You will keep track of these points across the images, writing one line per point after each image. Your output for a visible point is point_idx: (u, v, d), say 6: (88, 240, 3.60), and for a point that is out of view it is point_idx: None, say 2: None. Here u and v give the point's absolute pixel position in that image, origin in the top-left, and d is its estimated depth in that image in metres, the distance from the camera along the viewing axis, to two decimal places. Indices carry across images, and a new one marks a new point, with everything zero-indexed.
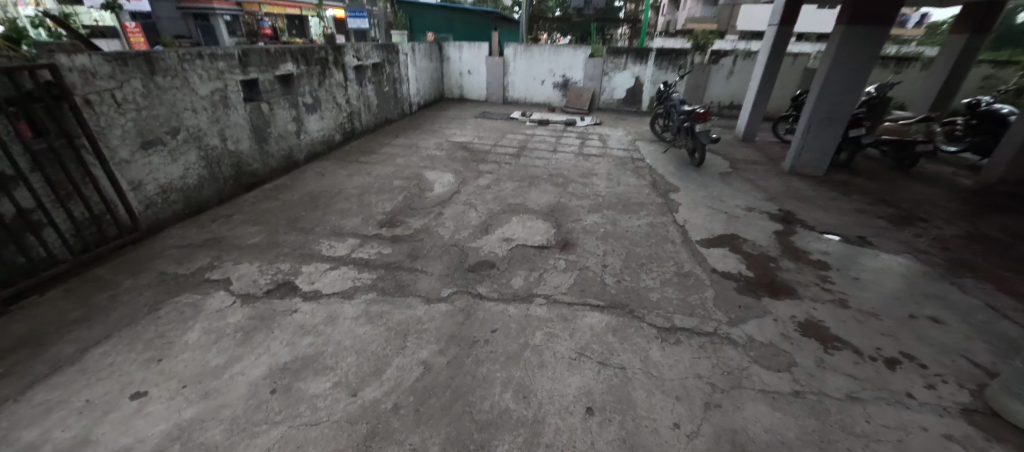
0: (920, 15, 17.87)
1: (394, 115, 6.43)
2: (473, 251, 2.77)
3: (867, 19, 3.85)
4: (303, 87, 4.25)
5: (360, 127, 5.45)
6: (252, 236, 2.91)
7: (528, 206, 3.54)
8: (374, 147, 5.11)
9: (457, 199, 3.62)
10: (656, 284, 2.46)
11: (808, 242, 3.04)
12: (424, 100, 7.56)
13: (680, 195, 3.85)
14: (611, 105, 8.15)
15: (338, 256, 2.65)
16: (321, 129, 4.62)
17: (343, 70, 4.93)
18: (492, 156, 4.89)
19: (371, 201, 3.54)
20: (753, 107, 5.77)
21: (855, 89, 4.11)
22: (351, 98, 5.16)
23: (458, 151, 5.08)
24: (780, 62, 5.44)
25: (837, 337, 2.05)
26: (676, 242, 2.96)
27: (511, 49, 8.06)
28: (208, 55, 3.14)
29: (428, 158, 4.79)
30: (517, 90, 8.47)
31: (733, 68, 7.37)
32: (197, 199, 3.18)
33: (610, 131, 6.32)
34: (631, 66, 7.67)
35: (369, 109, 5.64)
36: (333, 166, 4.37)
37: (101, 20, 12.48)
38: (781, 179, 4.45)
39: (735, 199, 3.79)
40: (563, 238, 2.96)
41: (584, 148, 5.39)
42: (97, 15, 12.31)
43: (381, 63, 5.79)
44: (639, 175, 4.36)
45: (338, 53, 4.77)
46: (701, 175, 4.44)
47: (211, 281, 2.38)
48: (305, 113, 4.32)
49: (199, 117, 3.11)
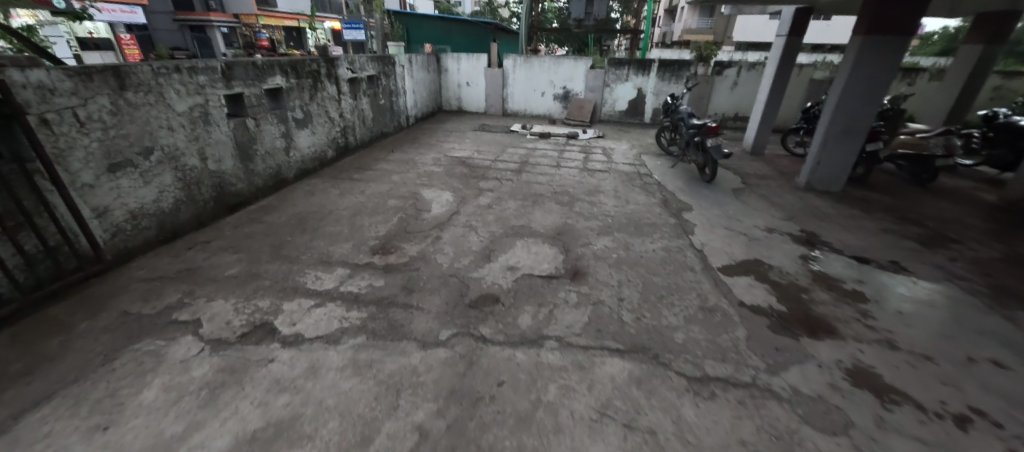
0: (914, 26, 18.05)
1: (390, 128, 6.22)
2: (474, 282, 2.51)
3: (885, 29, 3.67)
4: (294, 101, 4.03)
5: (354, 142, 5.22)
6: (231, 266, 2.64)
7: (533, 228, 3.30)
8: (369, 162, 4.87)
9: (456, 221, 3.38)
10: (680, 322, 2.20)
11: (838, 269, 2.80)
12: (421, 112, 7.37)
13: (694, 214, 3.61)
14: (613, 116, 7.98)
15: (325, 290, 2.38)
16: (313, 145, 4.38)
17: (336, 83, 4.71)
18: (493, 172, 4.66)
19: (365, 224, 3.28)
20: (762, 120, 5.59)
21: (874, 102, 3.92)
22: (344, 112, 4.93)
23: (457, 166, 4.85)
24: (789, 74, 5.27)
25: (894, 389, 1.79)
26: (697, 270, 2.71)
27: (511, 60, 7.91)
28: (187, 68, 2.91)
29: (425, 175, 4.56)
30: (517, 102, 8.29)
31: (737, 79, 7.22)
32: (172, 224, 2.91)
33: (613, 145, 6.12)
34: (633, 77, 7.52)
35: (364, 122, 5.42)
36: (325, 184, 4.13)
37: (97, 31, 12.48)
38: (798, 196, 4.22)
39: (753, 219, 3.55)
40: (572, 267, 2.71)
41: (589, 163, 5.17)
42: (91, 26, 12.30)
43: (377, 75, 5.59)
44: (648, 193, 4.13)
45: (331, 65, 4.57)
46: (714, 192, 4.21)
47: (179, 322, 2.10)
48: (295, 128, 4.09)
49: (175, 135, 2.86)
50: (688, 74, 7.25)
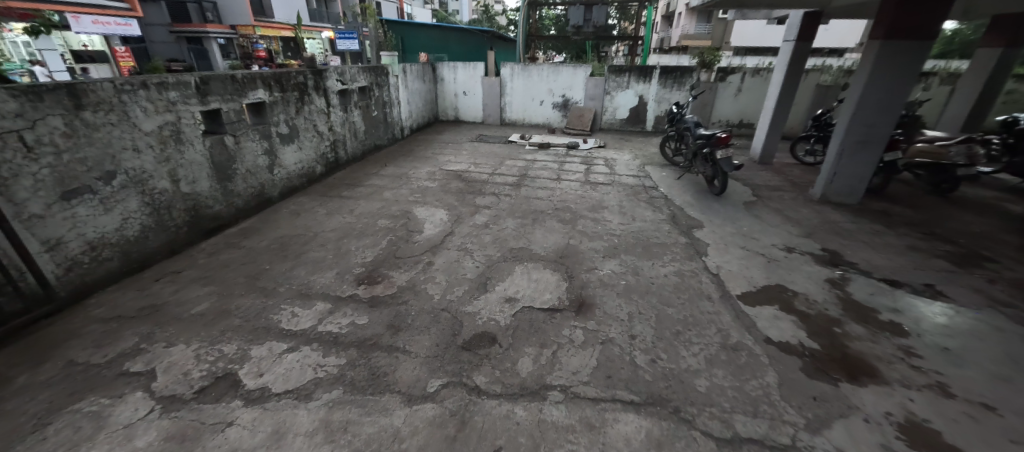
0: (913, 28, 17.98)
1: (384, 141, 6.00)
2: (469, 317, 2.26)
3: (905, 33, 3.46)
4: (278, 115, 3.81)
5: (345, 156, 4.99)
6: (200, 301, 2.39)
7: (533, 250, 3.05)
8: (360, 178, 4.63)
9: (450, 243, 3.13)
10: (701, 364, 1.94)
11: (869, 296, 2.54)
12: (416, 123, 7.16)
13: (706, 232, 3.37)
14: (614, 125, 7.77)
15: (300, 330, 2.13)
16: (300, 161, 4.16)
17: (325, 95, 4.50)
18: (490, 187, 4.42)
19: (351, 248, 3.04)
20: (770, 128, 5.36)
21: (894, 110, 3.69)
22: (334, 125, 4.71)
23: (453, 181, 4.61)
24: (799, 80, 5.06)
25: (958, 451, 1.53)
26: (714, 299, 2.46)
27: (508, 68, 7.72)
28: (156, 84, 2.68)
29: (418, 191, 4.32)
30: (515, 111, 8.09)
31: (741, 85, 7.02)
32: (138, 254, 2.66)
33: (616, 155, 5.90)
34: (634, 85, 7.32)
35: (356, 135, 5.19)
36: (312, 203, 3.89)
37: (92, 44, 12.37)
38: (814, 209, 3.98)
39: (770, 237, 3.30)
40: (576, 297, 2.46)
41: (591, 175, 4.94)
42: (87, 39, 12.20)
43: (369, 86, 5.38)
44: (655, 208, 3.89)
45: (320, 77, 4.36)
46: (725, 207, 3.97)
47: (130, 374, 1.84)
48: (280, 144, 3.86)
49: (142, 156, 2.62)
50: (690, 81, 7.06)
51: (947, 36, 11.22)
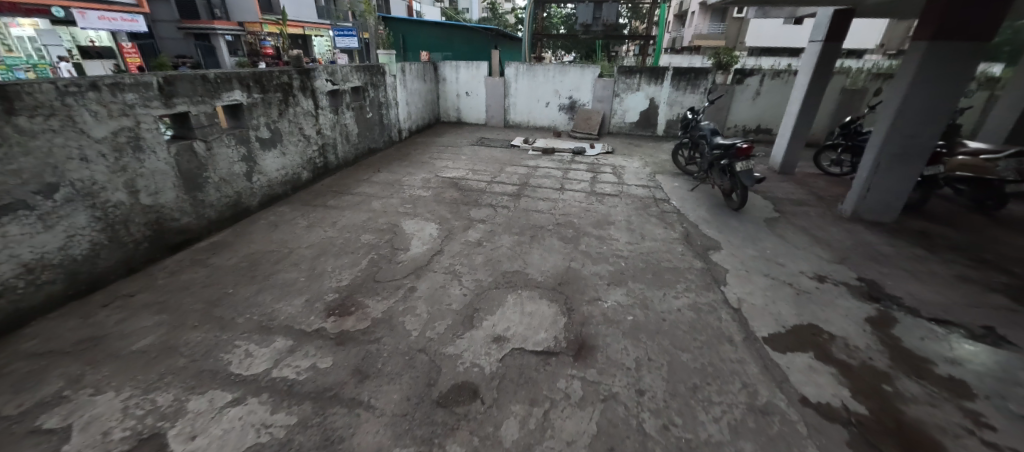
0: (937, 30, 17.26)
1: (380, 143, 5.71)
2: (448, 361, 1.94)
3: (957, 33, 3.06)
4: (259, 118, 3.53)
5: (336, 160, 4.71)
6: (146, 334, 2.10)
7: (529, 274, 2.73)
8: (349, 185, 4.35)
9: (438, 264, 2.81)
10: (725, 434, 1.59)
11: (921, 342, 2.16)
12: (415, 125, 6.86)
13: (724, 255, 3.01)
14: (623, 128, 7.39)
15: (251, 376, 1.82)
16: (283, 166, 3.88)
17: (314, 96, 4.21)
18: (487, 197, 4.11)
19: (327, 268, 2.74)
20: (792, 136, 4.97)
21: (939, 120, 3.28)
22: (323, 128, 4.42)
23: (448, 190, 4.31)
24: (825, 84, 4.66)
25: None
26: (737, 342, 2.10)
27: (513, 68, 7.38)
28: (110, 85, 2.40)
29: (410, 200, 4.02)
30: (519, 113, 7.75)
31: (760, 88, 6.61)
32: (88, 274, 2.39)
33: (624, 162, 5.54)
34: (645, 86, 6.94)
35: (348, 139, 4.91)
36: (293, 214, 3.60)
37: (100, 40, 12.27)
38: (844, 229, 3.58)
39: (797, 262, 2.93)
40: (575, 336, 2.12)
41: (597, 184, 4.59)
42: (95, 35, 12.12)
43: (363, 86, 5.10)
44: (667, 225, 3.53)
45: (307, 77, 4.07)
46: (744, 224, 3.60)
47: (40, 432, 1.54)
48: (260, 149, 3.58)
49: (92, 166, 2.34)
50: (705, 83, 6.67)
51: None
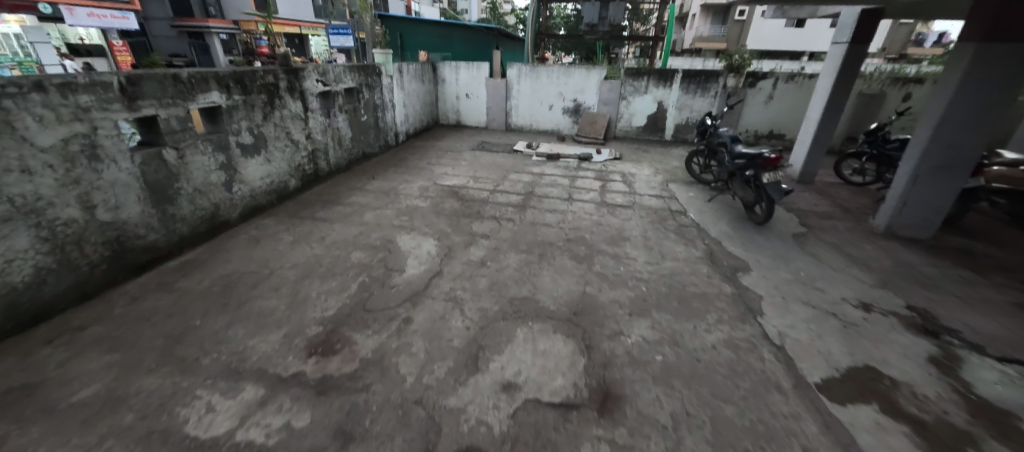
0: (939, 34, 17.12)
1: (375, 148, 5.39)
2: (450, 416, 1.62)
3: (1010, 35, 2.77)
4: (240, 122, 3.21)
5: (328, 166, 4.39)
6: (91, 380, 1.77)
7: (539, 301, 2.42)
8: (341, 194, 4.03)
9: (437, 288, 2.50)
10: None
11: (998, 389, 1.87)
12: (413, 128, 6.54)
13: (754, 278, 2.71)
14: (630, 132, 7.11)
15: (210, 440, 1.50)
16: (268, 174, 3.55)
17: (303, 98, 3.89)
18: (490, 208, 3.80)
19: (311, 293, 2.42)
20: (813, 143, 4.69)
21: (986, 130, 3.00)
22: (314, 132, 4.10)
23: (447, 199, 3.99)
24: (849, 89, 4.39)
25: None
26: (787, 391, 1.80)
27: (515, 69, 7.08)
28: (60, 85, 2.08)
29: (406, 211, 3.70)
30: (521, 116, 7.45)
31: (773, 92, 6.35)
32: (31, 304, 2.06)
33: (634, 169, 5.24)
34: (653, 89, 6.67)
35: (341, 143, 4.59)
36: (277, 227, 3.27)
37: (88, 38, 11.87)
38: (878, 246, 3.29)
39: (836, 287, 2.63)
40: (598, 382, 1.81)
41: (608, 193, 4.29)
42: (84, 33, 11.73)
43: (357, 87, 4.78)
44: (687, 242, 3.23)
45: (296, 77, 3.76)
46: (771, 241, 3.30)
47: None
48: (241, 156, 3.25)
49: (36, 179, 2.01)
50: (716, 87, 6.39)
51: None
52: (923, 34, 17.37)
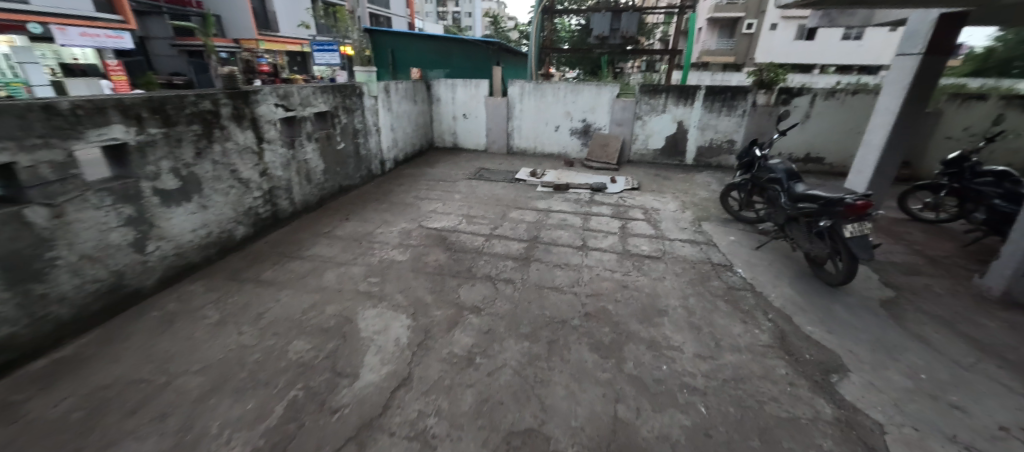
0: None
1: (355, 180, 4.69)
2: None
3: None
4: (158, 161, 2.48)
5: (291, 206, 3.65)
6: None
7: (551, 438, 1.59)
8: (301, 243, 3.28)
9: (398, 415, 1.69)
10: None
11: None
12: (402, 153, 5.84)
13: (860, 389, 1.88)
14: (646, 156, 6.38)
15: None
16: (203, 224, 2.81)
17: (256, 126, 3.19)
18: (484, 262, 3.03)
19: (209, 426, 1.62)
20: (875, 174, 3.91)
21: None
22: (272, 167, 3.39)
23: (432, 249, 3.23)
24: (921, 109, 3.62)
25: None
26: None
27: (518, 87, 6.40)
28: None
29: (379, 268, 2.94)
30: (525, 138, 6.74)
31: (810, 110, 5.59)
32: None
33: (656, 202, 4.47)
34: (672, 108, 5.97)
35: (310, 177, 3.88)
36: (204, 298, 2.51)
37: (83, 58, 11.39)
38: (1001, 321, 2.46)
39: (984, 406, 1.80)
40: None
41: (630, 238, 3.50)
42: (78, 52, 11.17)
43: (331, 111, 4.11)
44: (745, 317, 2.41)
45: (245, 101, 3.06)
46: (856, 315, 2.47)
47: None
48: (161, 206, 2.52)
49: None
50: (744, 104, 5.73)
51: (980, 52, 9.86)
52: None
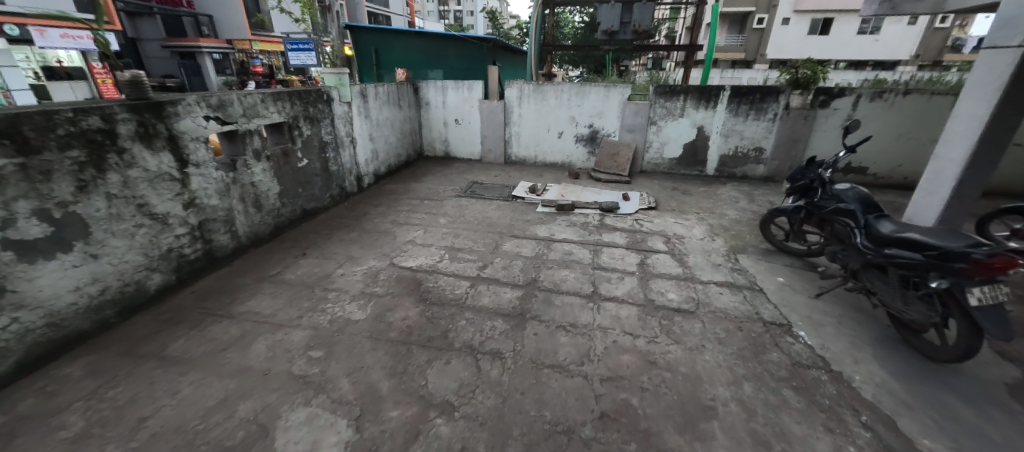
0: (973, 39, 16.48)
1: (324, 201, 4.01)
2: None
3: None
4: (10, 203, 1.77)
5: (233, 240, 2.97)
6: None
7: None
8: (236, 293, 2.59)
9: None
10: None
11: None
12: (384, 166, 5.16)
13: None
14: (661, 166, 5.65)
15: None
16: (92, 278, 2.12)
17: (176, 145, 2.50)
18: (466, 322, 2.33)
19: None
20: (953, 195, 3.18)
21: None
22: (203, 195, 2.71)
23: (400, 302, 2.53)
24: (1019, 115, 2.88)
25: None
26: None
27: (516, 89, 5.68)
28: None
29: (327, 332, 2.24)
30: (524, 146, 6.04)
31: (853, 113, 4.82)
32: None
33: (679, 227, 3.74)
34: (691, 112, 5.24)
35: (260, 202, 3.20)
36: (75, 392, 1.82)
37: (69, 60, 10.42)
38: None
39: None
40: None
41: (653, 281, 2.79)
42: (64, 55, 10.25)
43: (288, 122, 3.43)
44: (829, 422, 1.69)
45: (158, 114, 2.38)
46: (986, 416, 1.74)
47: None
48: (18, 262, 1.81)
49: None
50: (774, 107, 4.99)
51: None
52: (959, 39, 16.11)
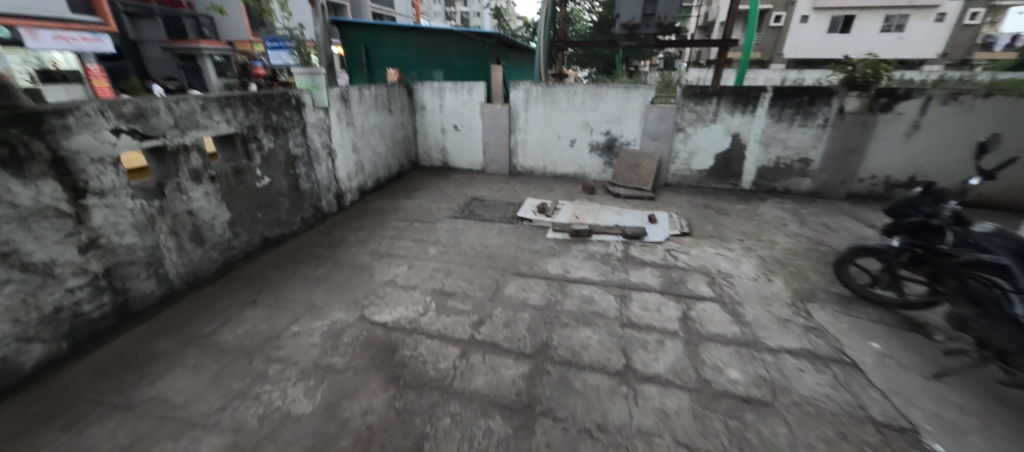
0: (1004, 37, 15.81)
1: (292, 226, 3.38)
2: None
3: None
4: None
5: (158, 286, 2.34)
6: None
7: None
8: (147, 366, 1.94)
9: None
10: None
11: None
12: (370, 180, 4.52)
13: None
14: (688, 178, 4.94)
15: None
16: None
17: (66, 169, 1.85)
18: (452, 422, 1.65)
19: None
20: None
21: None
22: (111, 233, 2.07)
23: (364, 382, 1.86)
24: None
25: None
26: None
27: (522, 90, 5.02)
28: None
29: (253, 439, 1.56)
30: (531, 155, 5.36)
31: (921, 118, 4.06)
32: None
33: (723, 261, 3.03)
34: (725, 117, 4.52)
35: (200, 234, 2.57)
36: None
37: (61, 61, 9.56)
38: None
39: None
40: None
41: (705, 350, 2.08)
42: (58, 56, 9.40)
43: (241, 132, 2.79)
44: None
45: (34, 128, 1.72)
46: None
47: None
48: None
49: None
50: (826, 111, 4.24)
51: None
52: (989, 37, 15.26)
